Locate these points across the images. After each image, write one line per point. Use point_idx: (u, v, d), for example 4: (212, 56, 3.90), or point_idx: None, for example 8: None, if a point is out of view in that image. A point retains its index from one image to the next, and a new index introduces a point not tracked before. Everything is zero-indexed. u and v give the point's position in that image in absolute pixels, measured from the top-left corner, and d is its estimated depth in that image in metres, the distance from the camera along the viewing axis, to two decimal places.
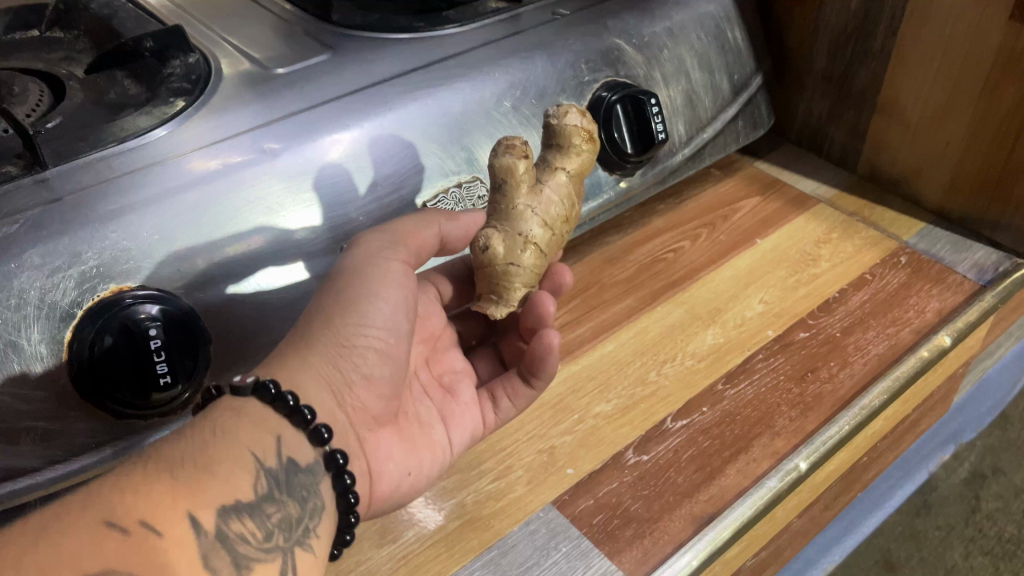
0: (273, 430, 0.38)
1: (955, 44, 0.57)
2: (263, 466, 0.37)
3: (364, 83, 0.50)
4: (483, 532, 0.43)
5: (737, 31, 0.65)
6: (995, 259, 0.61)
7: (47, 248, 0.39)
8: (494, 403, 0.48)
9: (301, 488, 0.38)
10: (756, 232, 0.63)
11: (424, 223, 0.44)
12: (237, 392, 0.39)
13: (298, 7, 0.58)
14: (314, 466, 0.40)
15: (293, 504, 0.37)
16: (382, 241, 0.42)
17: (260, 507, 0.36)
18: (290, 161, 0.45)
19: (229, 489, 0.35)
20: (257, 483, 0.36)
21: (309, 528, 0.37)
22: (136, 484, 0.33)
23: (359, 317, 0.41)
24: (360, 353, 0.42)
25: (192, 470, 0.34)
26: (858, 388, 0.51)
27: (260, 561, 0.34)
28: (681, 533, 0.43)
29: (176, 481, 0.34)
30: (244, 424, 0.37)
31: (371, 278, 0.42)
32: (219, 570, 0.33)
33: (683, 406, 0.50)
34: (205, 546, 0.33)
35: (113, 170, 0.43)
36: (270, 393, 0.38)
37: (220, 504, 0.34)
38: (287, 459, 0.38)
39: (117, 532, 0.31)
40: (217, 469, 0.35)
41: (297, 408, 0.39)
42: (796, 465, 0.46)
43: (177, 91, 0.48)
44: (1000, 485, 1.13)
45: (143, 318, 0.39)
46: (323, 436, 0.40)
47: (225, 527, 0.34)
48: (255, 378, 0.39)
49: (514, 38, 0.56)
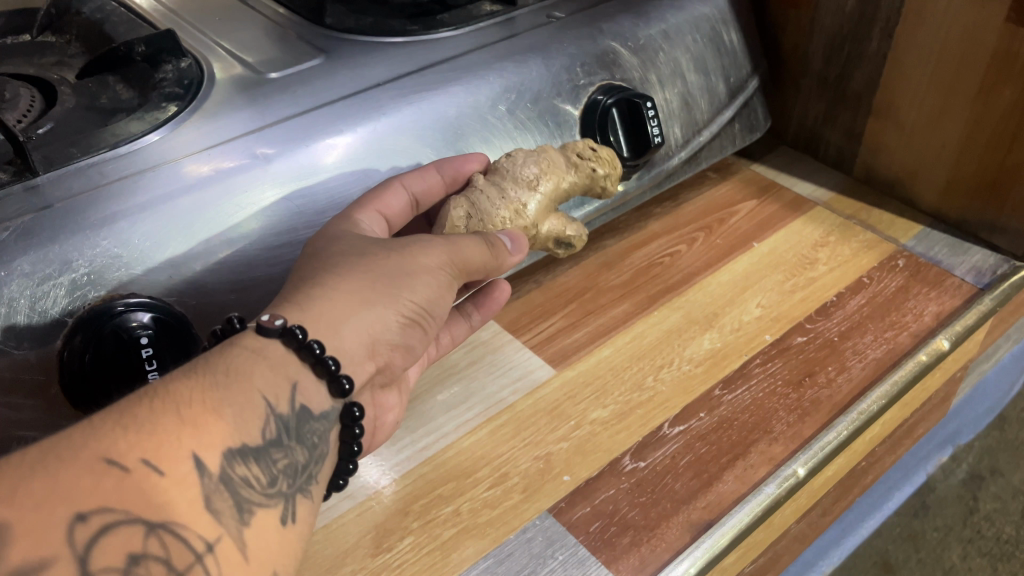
0: (291, 375, 0.37)
1: (951, 47, 0.57)
2: (274, 411, 0.36)
3: (357, 88, 0.50)
4: (479, 540, 0.43)
5: (732, 33, 0.65)
6: (992, 262, 0.60)
7: (38, 256, 0.38)
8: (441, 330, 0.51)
9: (311, 435, 0.38)
10: (753, 235, 0.63)
11: (488, 257, 0.44)
12: (262, 331, 0.37)
13: (291, 10, 0.58)
14: (326, 412, 0.39)
15: (300, 450, 0.37)
16: (441, 254, 0.42)
17: (267, 452, 0.35)
18: (283, 166, 0.45)
19: (236, 432, 0.33)
20: (266, 428, 0.35)
21: (312, 475, 0.37)
22: (141, 422, 0.32)
23: (413, 294, 0.41)
24: (406, 323, 0.42)
25: (200, 408, 0.33)
26: (856, 393, 0.50)
27: (263, 507, 0.34)
28: (678, 541, 0.43)
29: (183, 418, 0.32)
30: (260, 367, 0.36)
31: (426, 276, 0.41)
32: (222, 512, 0.32)
33: (680, 411, 0.49)
34: (208, 488, 0.32)
35: (105, 176, 0.42)
36: (299, 340, 0.37)
37: (227, 447, 0.33)
38: (299, 405, 0.37)
39: (117, 470, 0.30)
40: (227, 409, 0.34)
41: (322, 359, 0.38)
42: (794, 471, 0.46)
43: (169, 96, 0.48)
44: (998, 486, 1.12)
45: (134, 326, 0.39)
46: (345, 387, 0.39)
47: (230, 471, 0.33)
48: (283, 320, 0.37)
49: (508, 41, 0.55)
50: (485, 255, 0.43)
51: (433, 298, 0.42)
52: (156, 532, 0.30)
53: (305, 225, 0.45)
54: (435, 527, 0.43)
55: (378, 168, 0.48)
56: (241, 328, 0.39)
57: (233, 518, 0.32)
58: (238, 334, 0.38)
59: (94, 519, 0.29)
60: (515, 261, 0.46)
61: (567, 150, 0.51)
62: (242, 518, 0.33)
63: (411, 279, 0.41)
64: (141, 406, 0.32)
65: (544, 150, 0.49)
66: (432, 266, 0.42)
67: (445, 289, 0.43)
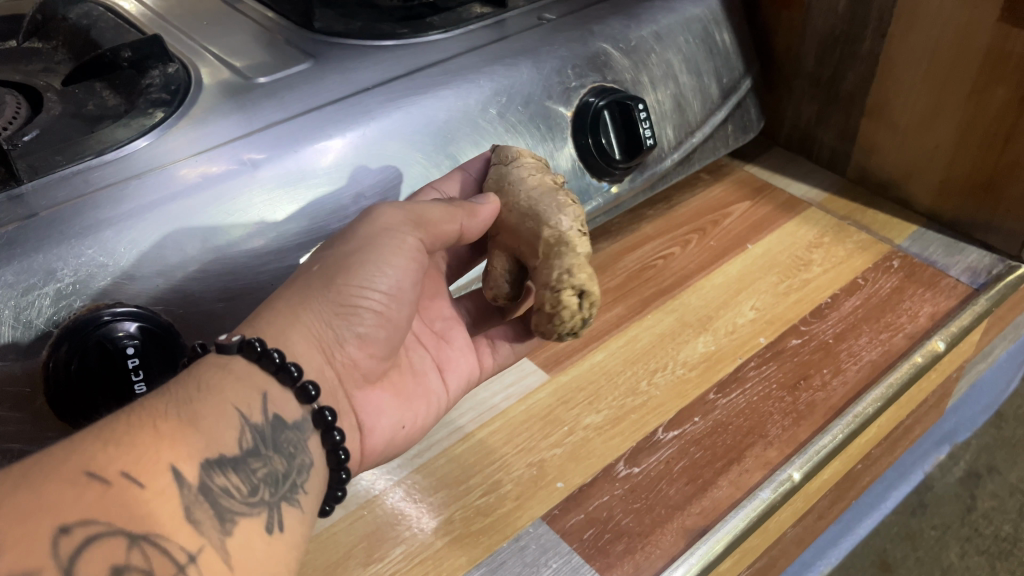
0: (260, 386, 0.37)
1: (943, 46, 0.57)
2: (249, 421, 0.36)
3: (346, 92, 0.50)
4: (472, 549, 0.42)
5: (724, 33, 0.64)
6: (987, 262, 0.60)
7: (22, 266, 0.37)
8: (493, 348, 0.50)
9: (288, 444, 0.37)
10: (747, 237, 0.62)
11: (452, 218, 0.42)
12: (221, 350, 0.37)
13: (280, 15, 0.57)
14: (300, 423, 0.39)
15: (279, 459, 0.37)
16: (398, 218, 0.42)
17: (245, 462, 0.35)
18: (272, 172, 0.45)
19: (211, 442, 0.34)
20: (241, 437, 0.35)
21: (297, 484, 0.37)
22: (118, 438, 0.31)
23: (359, 277, 0.40)
24: (357, 312, 0.41)
25: (175, 422, 0.33)
26: (851, 396, 0.50)
27: (246, 516, 0.33)
28: (673, 547, 0.42)
29: (159, 432, 0.32)
30: (228, 380, 0.36)
31: (381, 250, 0.41)
32: (203, 522, 0.32)
33: (675, 416, 0.49)
34: (188, 499, 0.32)
35: (90, 184, 0.41)
36: (256, 351, 0.37)
37: (205, 458, 0.33)
38: (273, 415, 0.37)
39: (97, 483, 0.30)
40: (201, 421, 0.34)
41: (283, 365, 0.38)
42: (789, 476, 0.45)
43: (155, 101, 0.47)
44: (995, 483, 1.12)
45: (121, 336, 0.38)
46: (311, 393, 0.39)
47: (209, 481, 0.33)
48: (241, 335, 0.38)
49: (499, 44, 0.55)
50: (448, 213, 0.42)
51: (392, 273, 0.41)
52: (139, 544, 0.29)
53: (295, 231, 0.45)
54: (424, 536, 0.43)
55: (367, 173, 0.48)
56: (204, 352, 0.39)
57: (215, 528, 0.32)
58: (197, 360, 0.38)
59: (78, 531, 0.28)
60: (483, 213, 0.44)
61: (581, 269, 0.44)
62: (225, 528, 0.32)
63: (358, 259, 0.40)
64: (124, 425, 0.32)
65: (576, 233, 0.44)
66: (386, 235, 0.41)
67: (404, 256, 0.42)
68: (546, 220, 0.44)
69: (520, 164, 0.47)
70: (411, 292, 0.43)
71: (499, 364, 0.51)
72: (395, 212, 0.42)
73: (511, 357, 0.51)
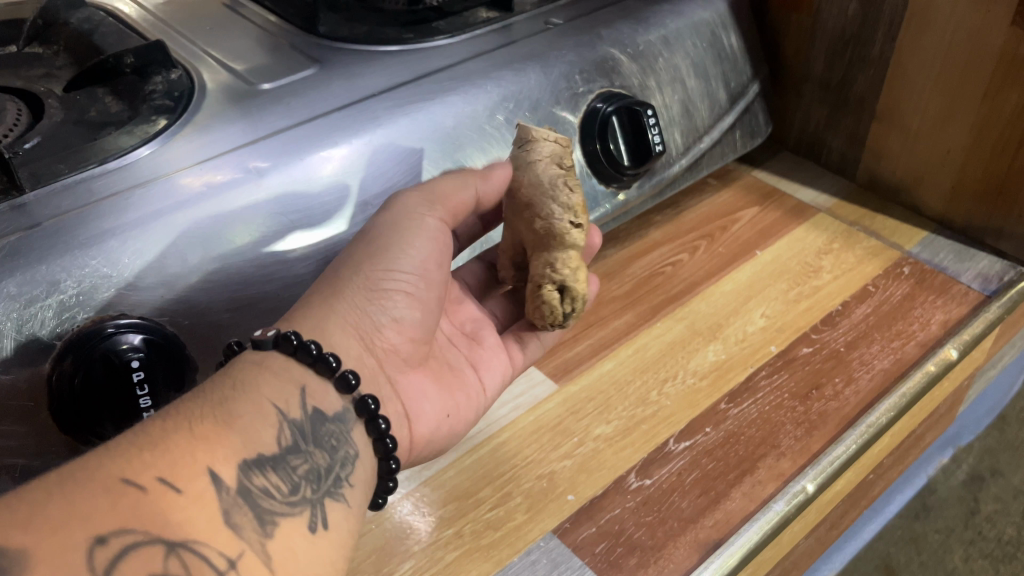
0: (296, 380, 0.37)
1: (956, 51, 0.56)
2: (286, 417, 0.35)
3: (351, 99, 0.49)
4: (483, 563, 0.42)
5: (733, 36, 0.64)
6: (999, 269, 0.60)
7: (24, 278, 0.37)
8: (521, 344, 0.50)
9: (329, 437, 0.37)
10: (756, 243, 0.62)
11: (464, 186, 0.43)
12: (256, 346, 0.37)
13: (283, 19, 0.57)
14: (342, 414, 0.38)
15: (320, 454, 0.36)
16: (418, 201, 0.42)
17: (285, 459, 0.34)
18: (277, 179, 0.44)
19: (249, 442, 0.33)
20: (280, 435, 0.34)
21: (340, 477, 0.36)
22: (154, 441, 0.31)
23: (384, 260, 0.41)
24: (388, 295, 0.41)
25: (211, 423, 0.33)
26: (864, 406, 0.50)
27: (287, 516, 0.33)
28: (686, 561, 0.42)
29: (194, 434, 0.32)
30: (265, 376, 0.36)
31: (406, 228, 0.41)
32: (242, 526, 0.31)
33: (686, 426, 0.48)
34: (227, 502, 0.31)
35: (93, 194, 0.41)
36: (293, 343, 0.37)
37: (241, 459, 0.32)
38: (311, 409, 0.37)
39: (133, 489, 0.29)
40: (237, 420, 0.34)
41: (320, 356, 0.38)
42: (803, 488, 0.45)
43: (159, 108, 0.46)
44: (999, 486, 1.00)
45: (125, 348, 0.38)
46: (350, 382, 0.38)
47: (247, 483, 0.32)
48: (276, 330, 0.38)
49: (505, 49, 0.54)
50: (462, 185, 0.43)
51: (418, 255, 0.42)
52: (176, 552, 0.29)
53: (299, 239, 0.44)
54: (436, 550, 0.42)
55: (373, 182, 0.47)
56: (239, 351, 0.39)
57: (255, 531, 0.31)
58: (233, 359, 0.38)
59: (113, 541, 0.28)
60: (502, 176, 0.44)
61: (562, 268, 0.45)
62: (265, 530, 0.32)
63: (383, 243, 0.41)
64: (160, 427, 0.32)
65: (553, 234, 0.45)
66: (407, 215, 0.42)
67: (427, 237, 0.42)
68: (540, 214, 0.45)
69: (543, 146, 0.45)
70: (438, 273, 0.43)
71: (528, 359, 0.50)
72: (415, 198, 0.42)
73: (540, 350, 0.50)
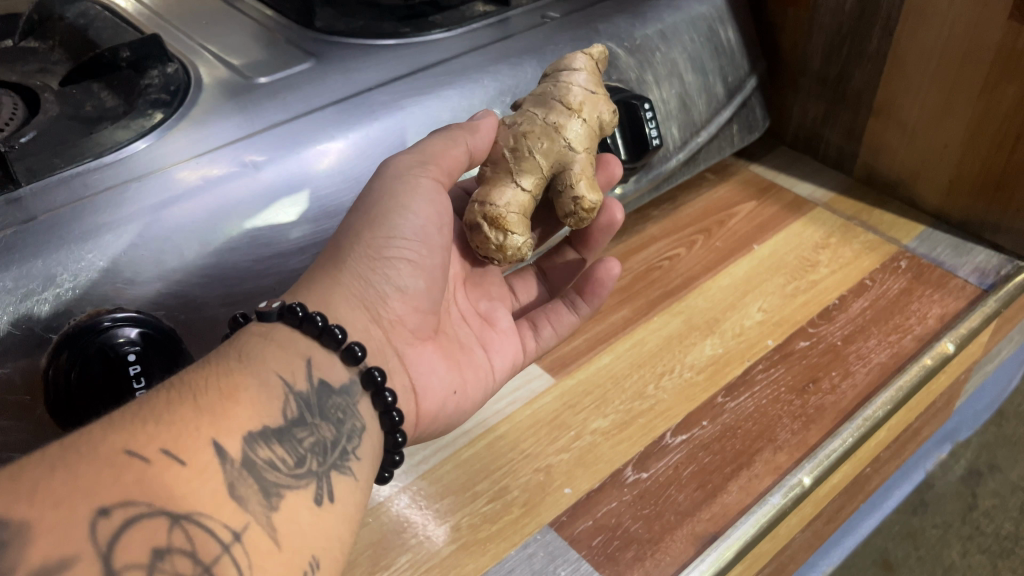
0: (303, 352, 0.37)
1: (953, 45, 0.56)
2: (292, 390, 0.35)
3: (348, 92, 0.49)
4: (479, 556, 0.42)
5: (730, 30, 0.64)
6: (996, 263, 0.60)
7: (20, 272, 0.37)
8: (535, 332, 0.50)
9: (335, 410, 0.37)
10: (754, 237, 0.62)
11: (454, 142, 0.42)
12: (262, 318, 0.38)
13: (280, 13, 0.57)
14: (348, 387, 0.38)
15: (326, 427, 0.36)
16: (411, 160, 0.42)
17: (290, 432, 0.34)
18: (274, 173, 0.44)
19: (256, 416, 0.33)
20: (286, 407, 0.34)
21: (347, 450, 0.36)
22: (158, 415, 0.31)
23: (383, 228, 0.40)
24: (391, 265, 0.41)
25: (216, 395, 0.33)
26: (861, 399, 0.50)
27: (292, 488, 0.33)
28: (683, 554, 0.42)
29: (200, 406, 0.32)
30: (271, 349, 0.36)
31: (401, 189, 0.41)
32: (247, 499, 0.31)
33: (683, 420, 0.48)
34: (231, 475, 0.31)
35: (89, 188, 0.41)
36: (298, 316, 0.37)
37: (246, 431, 0.32)
38: (317, 381, 0.37)
39: (138, 461, 0.29)
40: (242, 393, 0.34)
41: (326, 328, 0.38)
42: (799, 481, 0.45)
43: (154, 102, 0.46)
44: (996, 481, 0.92)
45: (121, 342, 0.38)
46: (357, 354, 0.38)
47: (252, 455, 0.32)
48: (281, 302, 0.38)
49: (502, 43, 0.54)
50: (449, 141, 0.42)
51: (416, 218, 0.41)
52: (181, 523, 0.28)
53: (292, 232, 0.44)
54: (433, 542, 0.43)
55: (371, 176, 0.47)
56: (245, 323, 0.40)
57: (260, 504, 0.31)
58: (239, 331, 0.38)
59: (117, 513, 0.27)
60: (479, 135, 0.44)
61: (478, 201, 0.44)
62: (270, 503, 0.31)
63: (381, 210, 0.40)
64: (161, 401, 0.32)
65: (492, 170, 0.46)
66: (401, 175, 0.41)
67: (423, 197, 0.41)
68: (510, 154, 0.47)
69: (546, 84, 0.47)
70: (438, 238, 0.43)
71: (542, 346, 0.51)
72: (407, 160, 0.42)
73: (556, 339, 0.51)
